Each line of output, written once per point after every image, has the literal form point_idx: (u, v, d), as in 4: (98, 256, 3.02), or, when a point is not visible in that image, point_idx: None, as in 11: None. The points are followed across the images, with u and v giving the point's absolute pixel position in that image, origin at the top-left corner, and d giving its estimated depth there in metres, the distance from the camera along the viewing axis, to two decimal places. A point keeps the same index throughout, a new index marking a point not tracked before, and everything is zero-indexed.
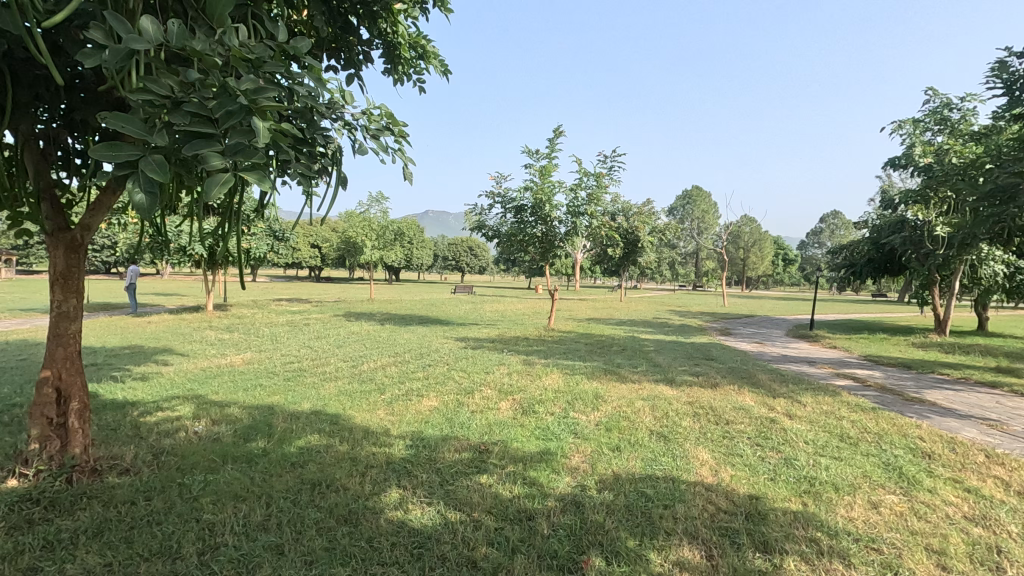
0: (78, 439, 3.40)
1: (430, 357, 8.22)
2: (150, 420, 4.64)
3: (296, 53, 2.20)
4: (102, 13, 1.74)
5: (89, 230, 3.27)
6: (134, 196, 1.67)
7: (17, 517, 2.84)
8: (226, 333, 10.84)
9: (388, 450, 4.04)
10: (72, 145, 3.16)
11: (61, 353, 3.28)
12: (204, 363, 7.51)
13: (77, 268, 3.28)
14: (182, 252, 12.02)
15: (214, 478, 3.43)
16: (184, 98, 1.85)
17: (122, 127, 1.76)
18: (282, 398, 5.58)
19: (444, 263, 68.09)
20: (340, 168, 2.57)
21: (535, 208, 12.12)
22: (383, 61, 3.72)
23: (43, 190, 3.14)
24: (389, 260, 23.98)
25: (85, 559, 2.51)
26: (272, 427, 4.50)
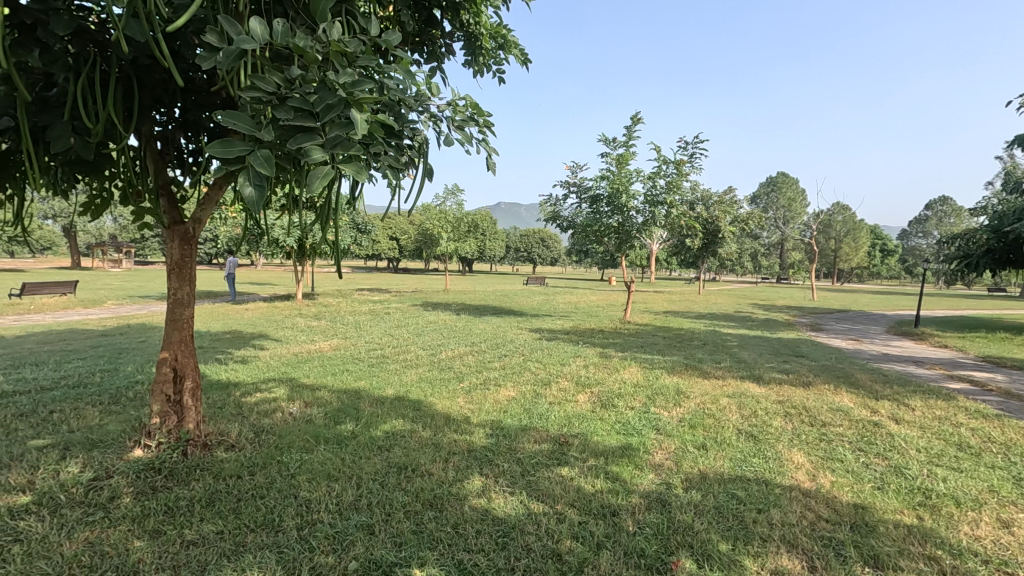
0: (191, 415, 3.70)
1: (506, 348, 8.29)
2: (251, 400, 4.99)
3: (389, 46, 2.25)
4: (216, 15, 1.83)
5: (200, 223, 3.54)
6: (244, 190, 1.77)
7: (142, 484, 3.14)
8: (314, 321, 11.49)
9: (469, 437, 4.11)
10: (184, 145, 3.41)
11: (177, 337, 3.59)
12: (296, 349, 8.00)
13: (189, 258, 3.58)
14: (276, 244, 12.84)
15: (309, 458, 3.63)
16: (288, 95, 1.93)
17: (234, 125, 1.86)
18: (367, 383, 5.83)
19: (516, 254, 68.55)
20: (425, 160, 2.62)
21: (611, 198, 11.85)
22: (464, 53, 3.74)
23: (161, 187, 3.42)
24: (464, 252, 24.43)
25: (201, 527, 2.73)
26: (360, 411, 4.70)
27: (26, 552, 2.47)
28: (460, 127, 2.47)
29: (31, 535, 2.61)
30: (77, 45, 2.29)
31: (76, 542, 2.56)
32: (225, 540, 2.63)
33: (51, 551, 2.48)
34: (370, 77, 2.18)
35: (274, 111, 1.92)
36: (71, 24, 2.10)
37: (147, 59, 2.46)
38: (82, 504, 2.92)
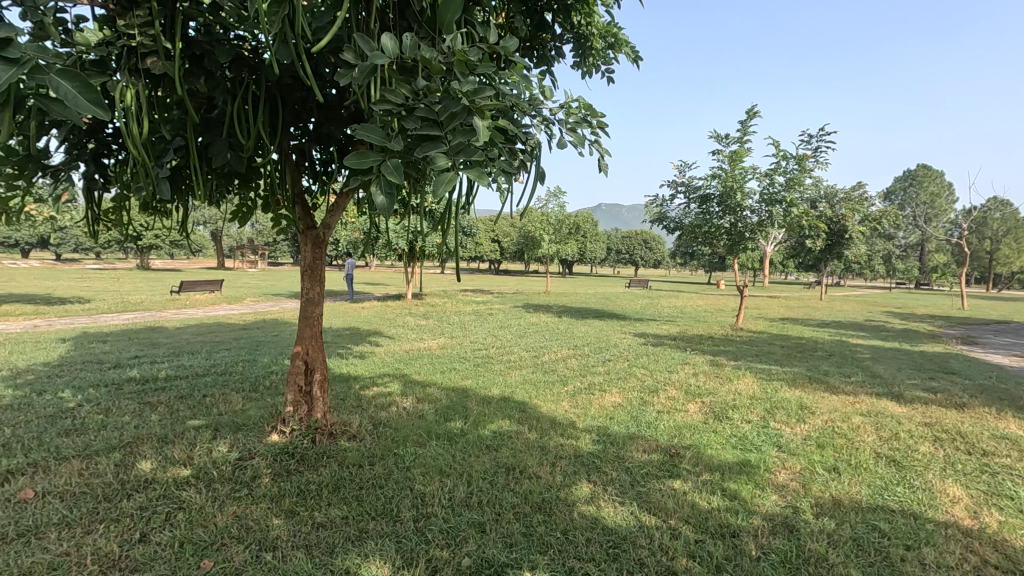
0: (319, 405, 4.00)
1: (610, 352, 8.13)
2: (369, 393, 5.32)
3: (506, 52, 2.29)
4: (353, 34, 1.94)
5: (329, 228, 3.85)
6: (377, 198, 1.88)
7: (279, 466, 3.45)
8: (423, 319, 12.05)
9: (575, 442, 4.07)
10: (316, 156, 3.71)
11: (309, 332, 3.91)
12: (407, 346, 8.43)
13: (319, 261, 3.89)
14: (388, 247, 13.64)
15: (422, 452, 3.79)
16: (415, 105, 2.01)
17: (367, 136, 1.96)
18: (474, 382, 5.97)
19: (617, 256, 67.24)
20: (538, 163, 2.64)
21: (723, 197, 11.22)
22: (574, 55, 3.71)
23: (297, 196, 3.75)
24: (565, 254, 24.39)
25: (329, 511, 2.94)
26: (468, 410, 4.83)
27: (187, 519, 2.81)
28: (573, 129, 2.47)
29: (192, 504, 2.96)
30: (234, 70, 2.57)
31: (226, 515, 2.86)
32: (350, 525, 2.80)
33: (207, 521, 2.80)
34: (489, 83, 2.23)
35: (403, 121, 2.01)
36: (230, 52, 2.36)
37: (290, 79, 2.70)
38: (231, 480, 3.27)
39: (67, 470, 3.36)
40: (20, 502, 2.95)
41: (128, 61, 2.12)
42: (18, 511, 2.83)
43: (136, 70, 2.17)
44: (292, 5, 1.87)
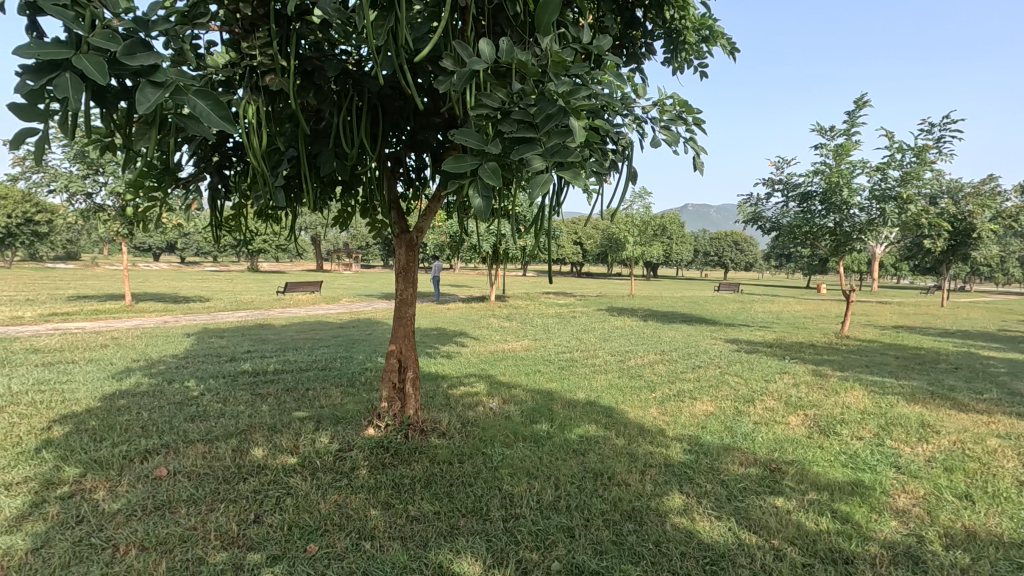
0: (411, 402, 4.14)
1: (700, 358, 7.78)
2: (457, 393, 5.45)
3: (600, 51, 2.26)
4: (453, 42, 1.99)
5: (422, 231, 4.00)
6: (475, 201, 1.92)
7: (375, 459, 3.62)
8: (506, 321, 12.19)
9: (666, 451, 3.93)
10: (410, 163, 3.85)
11: (402, 331, 4.06)
12: (492, 347, 8.55)
13: (413, 263, 4.04)
14: (473, 250, 13.93)
15: (510, 453, 3.82)
16: (512, 109, 2.02)
17: (465, 140, 2.00)
18: (559, 385, 5.95)
19: (705, 259, 64.43)
20: (629, 163, 2.58)
21: (826, 194, 10.41)
22: (665, 51, 3.60)
23: (392, 202, 3.91)
24: (650, 256, 23.73)
25: (421, 505, 3.03)
26: (554, 412, 4.82)
27: (295, 504, 3.02)
28: (667, 127, 2.40)
29: (298, 491, 3.18)
30: (339, 83, 2.73)
31: (328, 503, 3.04)
32: (442, 520, 2.87)
33: (312, 507, 2.99)
34: (582, 84, 2.22)
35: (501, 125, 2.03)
36: (338, 66, 2.50)
37: (389, 88, 2.82)
38: (332, 470, 3.48)
39: (193, 452, 3.72)
40: (156, 479, 3.30)
41: (250, 79, 2.31)
42: (155, 487, 3.17)
43: (257, 87, 2.36)
44: (396, 17, 1.95)
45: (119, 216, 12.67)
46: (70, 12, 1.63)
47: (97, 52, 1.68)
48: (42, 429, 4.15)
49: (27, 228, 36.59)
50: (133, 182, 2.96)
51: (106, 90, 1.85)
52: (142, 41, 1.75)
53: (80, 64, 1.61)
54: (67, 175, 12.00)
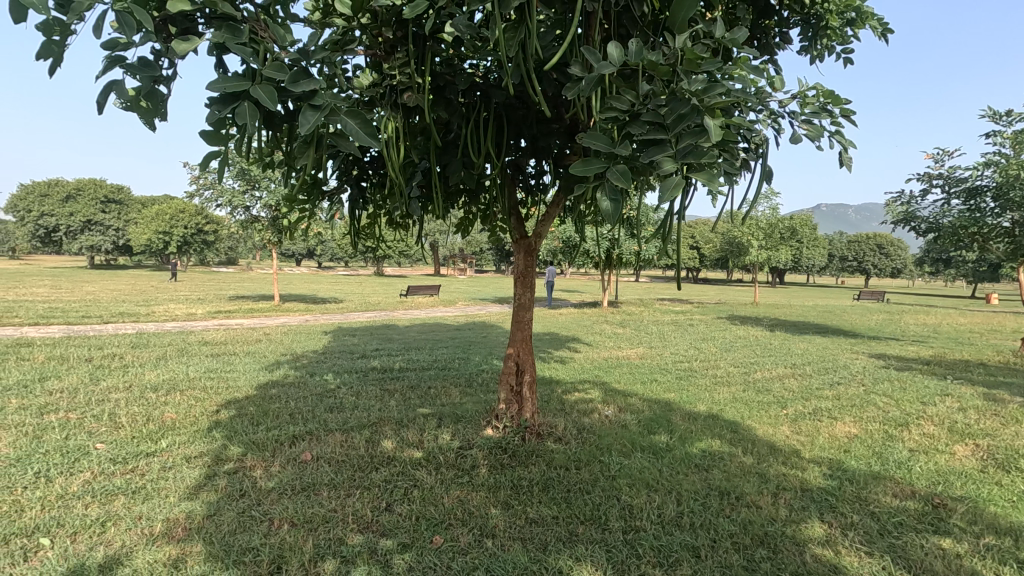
0: (529, 405, 4.17)
1: (839, 374, 7.03)
2: (572, 398, 5.43)
3: (735, 44, 2.15)
4: (582, 47, 2.00)
5: (540, 237, 4.06)
6: (602, 205, 1.91)
7: (494, 459, 3.71)
8: (620, 328, 11.93)
9: (802, 474, 3.59)
10: (529, 170, 3.92)
11: (520, 335, 4.15)
12: (605, 354, 8.42)
13: (531, 268, 4.11)
14: (586, 254, 13.84)
15: (628, 463, 3.72)
16: (642, 111, 1.98)
17: (594, 143, 1.99)
18: (678, 396, 5.69)
19: (842, 264, 58.31)
20: (764, 161, 2.43)
21: (1001, 190, 8.94)
22: (803, 39, 3.32)
23: (512, 209, 4.01)
24: (777, 262, 21.96)
25: (540, 508, 3.06)
26: (673, 424, 4.62)
27: (422, 496, 3.19)
28: (810, 121, 2.23)
29: (423, 483, 3.35)
30: (468, 96, 2.85)
31: (451, 498, 3.17)
32: (561, 526, 2.87)
33: (437, 501, 3.13)
34: (714, 80, 2.13)
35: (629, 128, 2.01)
36: (468, 80, 2.62)
37: (514, 98, 2.90)
38: (454, 466, 3.62)
39: (333, 440, 4.07)
40: (302, 462, 3.65)
41: (390, 97, 2.49)
42: (301, 469, 3.52)
43: (395, 105, 2.55)
44: (526, 28, 2.00)
45: (270, 225, 14.31)
46: (248, 49, 1.88)
47: (268, 82, 1.91)
48: (212, 411, 4.79)
49: (198, 237, 42.56)
50: (289, 196, 3.33)
51: (273, 115, 2.09)
52: (304, 69, 1.97)
53: (255, 93, 1.84)
54: (231, 191, 13.82)
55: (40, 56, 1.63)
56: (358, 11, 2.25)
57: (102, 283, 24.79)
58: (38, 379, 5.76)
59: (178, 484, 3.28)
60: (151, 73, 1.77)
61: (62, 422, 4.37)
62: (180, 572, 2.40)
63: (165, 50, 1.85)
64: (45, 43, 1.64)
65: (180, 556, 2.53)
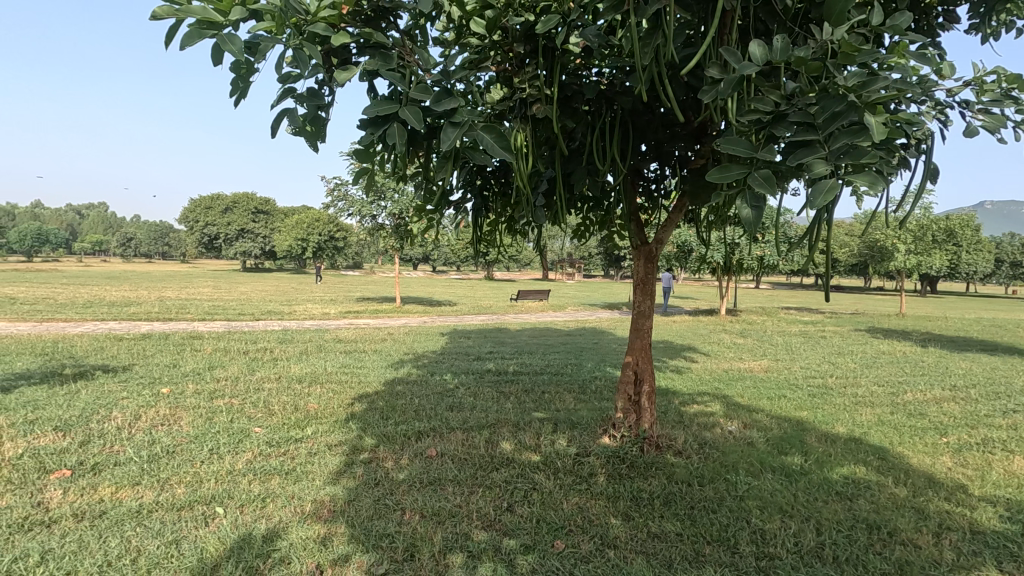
0: (647, 416, 4.06)
1: (1014, 400, 6.04)
2: (691, 411, 5.20)
3: (896, 31, 1.95)
4: (721, 49, 1.92)
5: (662, 243, 3.95)
6: (742, 212, 1.83)
7: (612, 468, 3.67)
8: (740, 338, 11.22)
9: (971, 513, 3.14)
10: (650, 176, 3.83)
11: (639, 343, 4.05)
12: (726, 365, 7.95)
13: (651, 275, 4.01)
14: (703, 260, 13.20)
15: (758, 484, 3.48)
16: (788, 111, 1.86)
17: (733, 148, 1.90)
18: (812, 415, 5.24)
19: (1013, 272, 50.05)
20: (928, 158, 2.18)
21: None
22: (973, 18, 2.92)
23: (633, 215, 3.94)
24: (930, 268, 19.38)
25: (663, 523, 2.97)
26: (807, 445, 4.25)
27: (541, 500, 3.23)
28: (988, 109, 1.96)
29: (543, 487, 3.39)
30: (593, 104, 2.86)
31: (571, 504, 3.18)
32: (686, 544, 2.76)
33: (556, 505, 3.16)
34: (871, 72, 1.94)
35: (773, 130, 1.89)
36: (594, 89, 2.63)
37: (641, 103, 2.86)
38: (572, 473, 3.63)
39: (455, 438, 4.26)
40: (428, 457, 3.86)
41: (520, 110, 2.57)
42: (427, 464, 3.72)
43: (525, 117, 2.62)
44: (662, 34, 1.96)
45: (394, 232, 15.35)
46: (397, 74, 2.04)
47: (414, 103, 2.06)
48: (347, 403, 5.23)
49: (331, 243, 46.72)
50: (419, 206, 3.55)
51: (417, 134, 2.25)
52: (445, 89, 2.10)
53: (404, 114, 1.99)
54: (360, 202, 15.04)
55: (230, 91, 1.90)
56: (492, 29, 2.33)
57: (254, 284, 28.16)
58: (208, 368, 6.66)
59: (323, 469, 3.62)
60: (317, 101, 1.98)
61: (228, 406, 5.02)
62: (328, 550, 2.65)
63: (328, 80, 2.07)
64: (235, 80, 1.91)
65: (328, 535, 2.79)
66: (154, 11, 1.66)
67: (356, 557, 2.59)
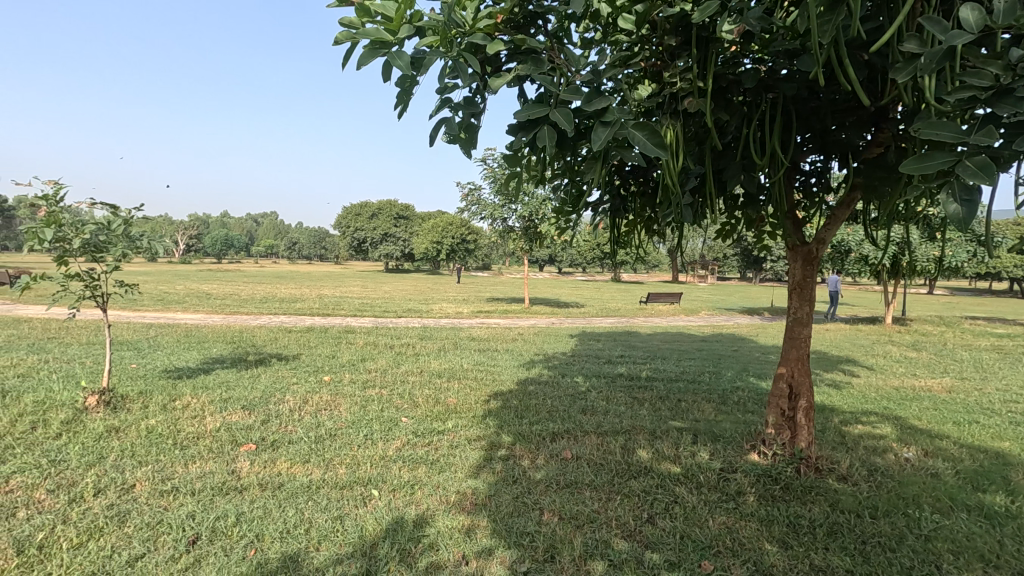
0: (804, 434, 3.67)
1: None
2: (855, 432, 4.62)
3: None
4: (919, 19, 1.66)
5: (823, 242, 3.55)
6: (950, 209, 1.56)
7: (763, 489, 3.36)
8: (913, 351, 9.75)
9: None
10: (811, 169, 3.47)
11: (795, 354, 3.68)
12: (896, 382, 6.95)
13: (811, 278, 3.62)
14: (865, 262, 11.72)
15: (948, 524, 2.97)
16: (1014, 85, 1.54)
17: (936, 134, 1.62)
18: (1016, 447, 4.37)
19: None
20: None
21: None
22: None
23: (789, 213, 3.59)
24: None
25: (828, 556, 2.65)
26: (1013, 484, 3.55)
27: (684, 515, 3.06)
28: None
29: (685, 502, 3.22)
30: (751, 94, 2.64)
31: (717, 522, 2.98)
32: None
33: (702, 522, 2.98)
34: None
35: (991, 109, 1.59)
36: (754, 77, 2.43)
37: (807, 89, 2.59)
38: (717, 489, 3.40)
39: (590, 442, 4.22)
40: (564, 459, 3.86)
41: (670, 106, 2.44)
42: (564, 466, 3.71)
43: (676, 112, 2.48)
44: (844, 9, 1.73)
45: (524, 235, 15.70)
46: (547, 77, 2.04)
47: (565, 105, 2.05)
48: (484, 400, 5.43)
49: (463, 246, 49.02)
50: (557, 209, 3.55)
51: (565, 137, 2.24)
52: (596, 89, 2.06)
53: (555, 117, 1.98)
54: (493, 205, 15.57)
55: (396, 105, 2.04)
56: (641, 24, 2.25)
57: (396, 284, 30.47)
58: (361, 360, 7.32)
59: (464, 462, 3.78)
60: (472, 109, 2.06)
61: (379, 396, 5.47)
62: (472, 541, 2.75)
63: (481, 88, 2.14)
64: (400, 94, 2.04)
65: (471, 527, 2.89)
66: (336, 35, 1.84)
67: (499, 552, 2.66)
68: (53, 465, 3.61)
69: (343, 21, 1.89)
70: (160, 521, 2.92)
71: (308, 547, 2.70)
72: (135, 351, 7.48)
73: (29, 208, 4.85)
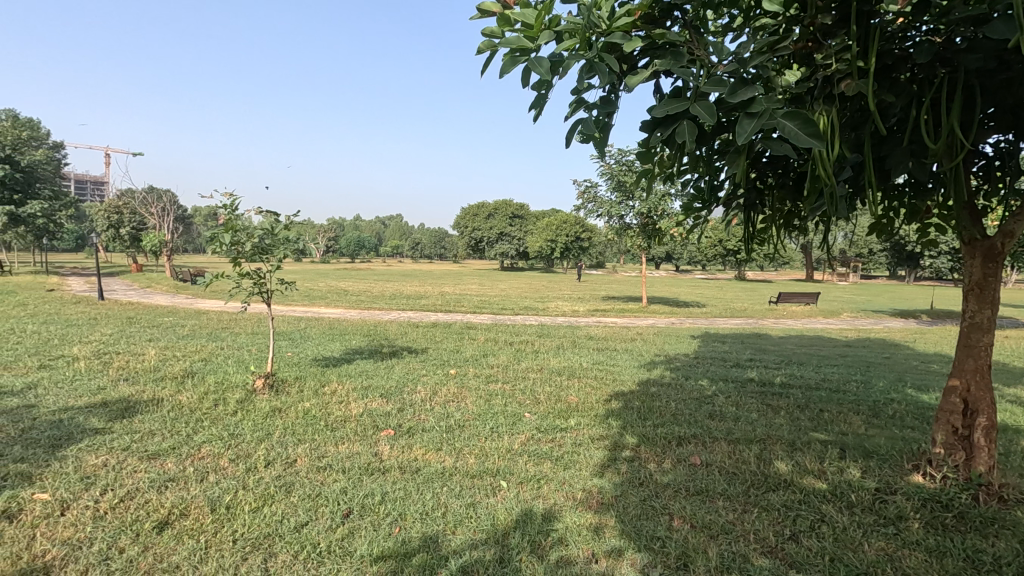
0: (984, 457, 3.18)
1: None
2: None
3: None
4: None
5: (1012, 235, 3.02)
6: None
7: (930, 516, 2.97)
8: None
9: None
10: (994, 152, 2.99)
11: (971, 364, 3.21)
12: None
13: (994, 277, 3.12)
14: None
15: None
16: None
17: None
18: None
19: None
20: None
21: None
22: None
23: (964, 203, 3.12)
24: None
25: None
26: None
27: (834, 536, 2.81)
28: None
29: (834, 521, 2.95)
30: (924, 70, 2.32)
31: (874, 548, 2.69)
32: None
33: (855, 546, 2.72)
34: None
35: None
36: (930, 51, 2.13)
37: (997, 59, 2.22)
38: (873, 511, 3.07)
39: (720, 449, 4.01)
40: (692, 465, 3.72)
41: (824, 90, 2.22)
42: (693, 472, 3.58)
43: (831, 97, 2.25)
44: None
45: (642, 232, 15.28)
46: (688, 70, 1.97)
47: (706, 98, 1.96)
48: (605, 400, 5.39)
49: (577, 244, 48.82)
50: (686, 206, 3.40)
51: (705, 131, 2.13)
52: (742, 78, 1.95)
53: (696, 110, 1.90)
54: (609, 202, 15.34)
55: (533, 108, 2.09)
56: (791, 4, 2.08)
57: (511, 282, 31.12)
58: (483, 355, 7.61)
59: (588, 460, 3.79)
60: (608, 108, 2.04)
61: (502, 391, 5.65)
62: (601, 540, 2.76)
63: (616, 85, 2.11)
64: (537, 97, 2.09)
65: (599, 525, 2.90)
66: (480, 46, 1.93)
67: (629, 554, 2.63)
68: (232, 438, 4.19)
69: (486, 31, 1.98)
70: (318, 494, 3.28)
71: (444, 530, 2.87)
72: (289, 341, 8.43)
73: (210, 216, 5.68)
